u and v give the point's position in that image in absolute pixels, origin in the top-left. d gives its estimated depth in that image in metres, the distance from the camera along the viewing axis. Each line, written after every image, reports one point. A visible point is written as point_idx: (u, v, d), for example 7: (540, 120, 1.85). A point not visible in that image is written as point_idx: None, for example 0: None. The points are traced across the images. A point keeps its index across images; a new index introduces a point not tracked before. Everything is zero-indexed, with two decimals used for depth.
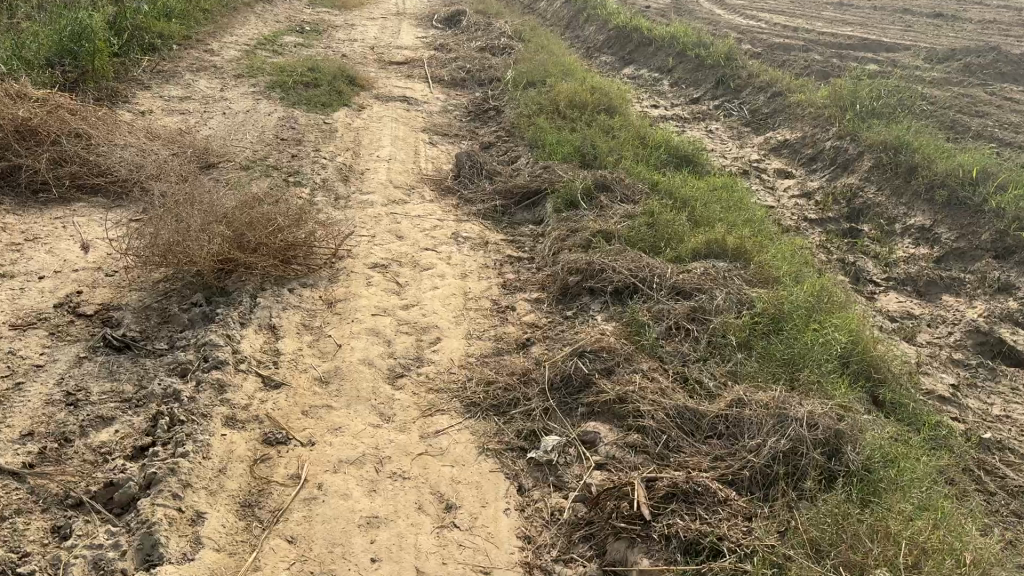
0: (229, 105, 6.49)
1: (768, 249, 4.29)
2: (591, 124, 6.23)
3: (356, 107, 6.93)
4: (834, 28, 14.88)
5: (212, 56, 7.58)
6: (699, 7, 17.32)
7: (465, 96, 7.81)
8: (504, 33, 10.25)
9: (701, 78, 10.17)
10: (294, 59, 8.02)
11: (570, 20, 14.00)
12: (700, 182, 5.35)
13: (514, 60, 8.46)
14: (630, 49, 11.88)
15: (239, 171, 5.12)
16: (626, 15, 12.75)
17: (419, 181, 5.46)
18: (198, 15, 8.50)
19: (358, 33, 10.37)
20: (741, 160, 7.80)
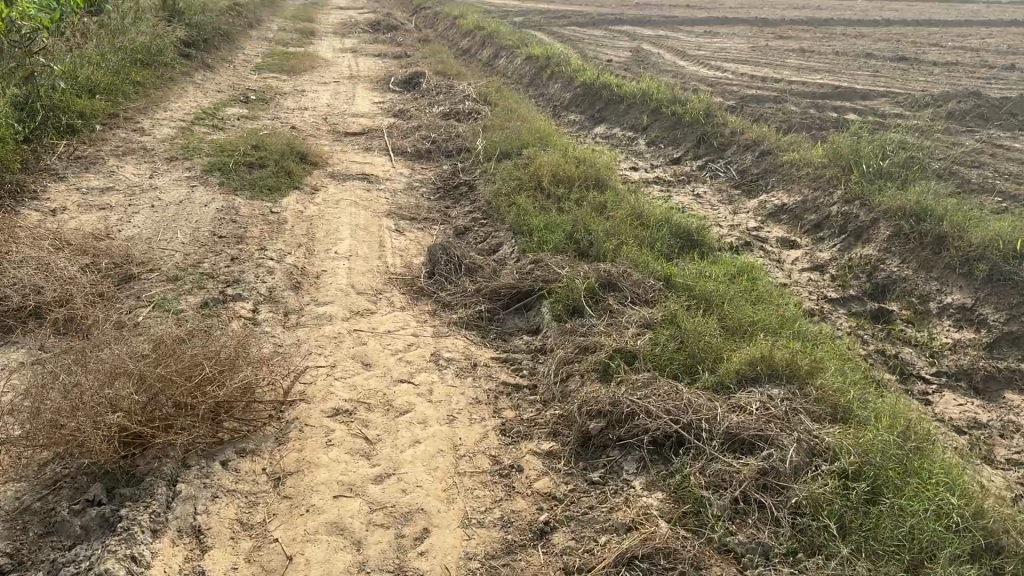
0: (159, 195, 5.60)
1: (823, 363, 3.51)
2: (579, 202, 5.46)
3: (308, 189, 6.07)
4: (803, 76, 14.51)
5: (143, 136, 6.70)
6: (663, 59, 16.91)
7: (431, 171, 7.00)
8: (468, 96, 9.53)
9: (679, 136, 9.54)
10: (237, 136, 7.17)
11: (533, 78, 13.38)
12: (716, 270, 4.59)
13: (483, 128, 7.72)
14: (599, 107, 11.24)
15: (164, 285, 4.21)
16: (592, 72, 12.19)
17: (385, 283, 4.57)
18: (128, 90, 7.64)
19: (308, 101, 9.58)
20: (739, 228, 7.08)
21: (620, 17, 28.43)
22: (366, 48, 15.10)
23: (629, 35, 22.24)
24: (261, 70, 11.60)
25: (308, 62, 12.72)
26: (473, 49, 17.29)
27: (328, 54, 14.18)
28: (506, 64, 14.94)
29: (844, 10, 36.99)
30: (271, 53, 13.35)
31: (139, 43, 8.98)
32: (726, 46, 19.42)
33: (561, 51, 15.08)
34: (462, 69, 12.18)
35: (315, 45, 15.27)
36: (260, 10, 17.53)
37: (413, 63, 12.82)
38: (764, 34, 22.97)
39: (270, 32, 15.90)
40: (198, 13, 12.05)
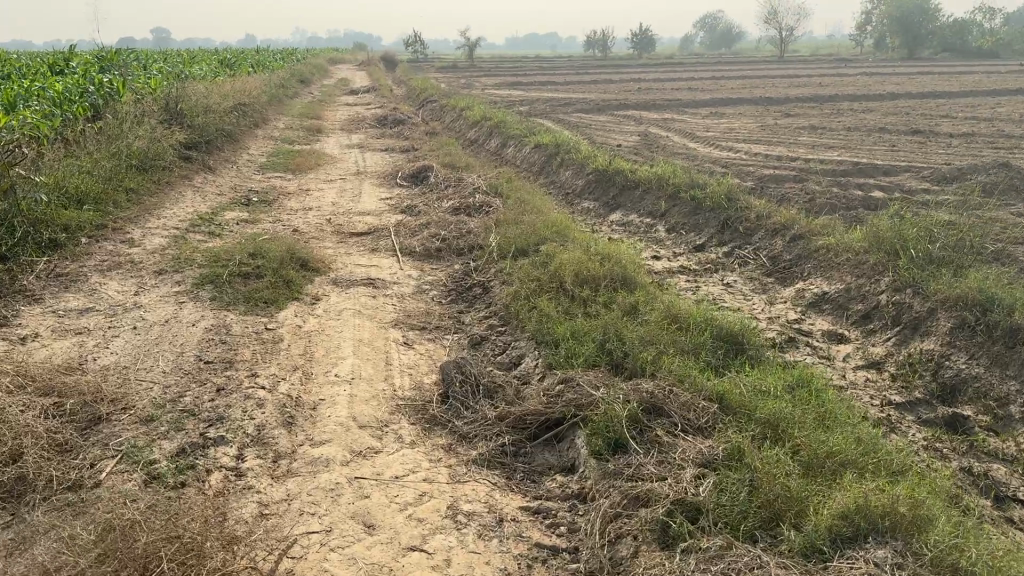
0: (143, 314, 5.09)
1: (928, 506, 2.87)
2: (607, 304, 4.88)
3: (306, 297, 5.54)
4: (819, 153, 14.18)
5: (131, 248, 6.26)
6: (673, 142, 16.66)
7: (440, 271, 6.47)
8: (477, 188, 9.12)
9: (701, 221, 9.05)
10: (234, 242, 6.72)
11: (543, 167, 13.04)
12: (773, 382, 3.97)
13: (495, 222, 7.23)
14: (614, 193, 10.81)
15: (136, 428, 3.65)
16: (604, 158, 11.86)
17: (394, 412, 3.91)
18: (119, 198, 7.25)
19: (312, 201, 9.19)
20: (779, 321, 6.48)
21: (624, 101, 28.56)
22: (371, 142, 14.91)
23: (635, 119, 22.17)
24: (264, 170, 11.31)
25: (313, 159, 12.46)
26: (480, 139, 17.11)
27: (334, 150, 13.99)
28: (514, 154, 14.68)
29: (846, 86, 37.26)
30: (275, 152, 13.12)
31: (135, 148, 8.67)
32: (735, 126, 19.25)
33: (570, 138, 14.85)
34: (470, 161, 11.85)
35: (320, 142, 15.10)
36: (265, 110, 17.48)
37: (419, 156, 12.53)
38: (771, 113, 22.90)
39: (275, 131, 15.78)
40: (200, 116, 11.86)
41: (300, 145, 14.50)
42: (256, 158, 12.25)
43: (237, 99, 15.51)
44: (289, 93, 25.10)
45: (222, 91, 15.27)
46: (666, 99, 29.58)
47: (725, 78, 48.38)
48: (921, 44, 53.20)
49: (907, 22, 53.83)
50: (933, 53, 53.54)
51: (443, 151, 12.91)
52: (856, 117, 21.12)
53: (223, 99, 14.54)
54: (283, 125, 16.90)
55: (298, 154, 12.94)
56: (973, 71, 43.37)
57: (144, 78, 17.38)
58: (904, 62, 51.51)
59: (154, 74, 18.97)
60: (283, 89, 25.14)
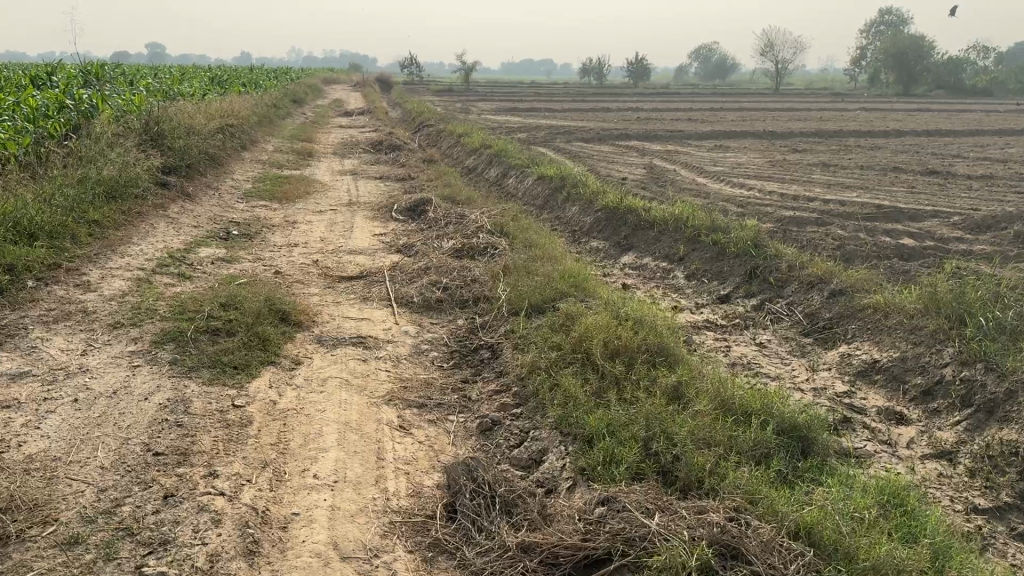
0: (87, 381, 4.24)
1: None
2: (645, 383, 4.08)
3: (286, 361, 4.71)
4: (836, 194, 13.53)
5: (86, 293, 5.43)
6: (680, 176, 15.96)
7: (442, 326, 5.63)
8: (481, 227, 8.32)
9: (725, 268, 8.29)
10: (206, 288, 5.89)
11: (548, 201, 12.25)
12: (864, 505, 3.17)
13: (503, 269, 6.42)
14: (625, 233, 10.02)
15: (51, 557, 2.79)
16: (614, 194, 11.12)
17: (387, 534, 3.08)
18: (80, 232, 6.43)
19: (298, 236, 8.38)
20: (827, 396, 5.67)
21: (625, 130, 28.00)
22: (365, 170, 14.12)
23: (638, 150, 21.52)
24: (250, 199, 10.49)
25: (302, 187, 11.66)
26: (479, 168, 16.36)
27: (326, 177, 13.22)
28: (516, 186, 13.90)
29: (846, 121, 36.92)
30: (262, 178, 12.32)
31: (105, 174, 7.86)
32: (742, 161, 18.59)
33: (575, 170, 14.13)
34: (471, 194, 11.06)
35: (311, 168, 14.32)
36: (254, 132, 16.71)
37: (416, 188, 11.75)
38: (777, 148, 22.31)
39: (264, 155, 15.00)
40: (183, 141, 11.07)
41: (289, 170, 13.71)
42: (240, 184, 11.44)
43: (225, 121, 14.74)
44: (281, 114, 24.39)
45: (210, 112, 14.49)
46: (667, 130, 29.02)
47: (722, 110, 48.05)
48: (918, 80, 53.13)
49: (904, 59, 53.87)
50: (929, 90, 53.56)
51: (441, 182, 12.12)
52: (865, 155, 20.53)
53: (210, 121, 13.76)
54: (273, 148, 16.11)
55: (287, 181, 12.13)
56: (973, 110, 43.20)
57: (129, 95, 16.60)
58: (901, 100, 51.42)
59: (140, 92, 18.21)
60: (276, 110, 24.41)
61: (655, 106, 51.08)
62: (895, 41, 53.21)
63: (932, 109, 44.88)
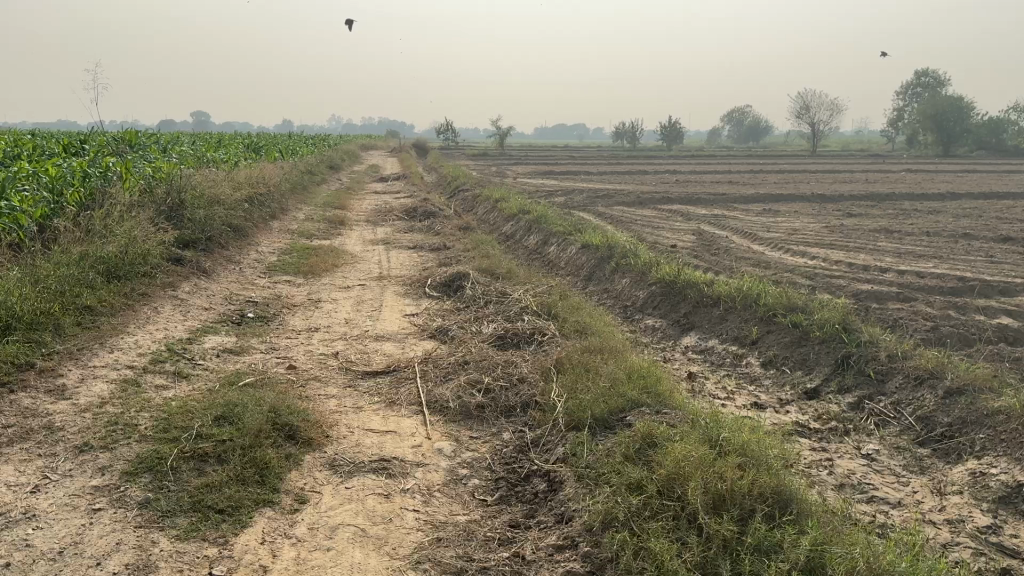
0: (26, 535, 3.25)
1: None
2: (764, 552, 2.98)
3: (288, 500, 3.68)
4: (909, 264, 12.37)
5: (57, 401, 4.49)
6: (733, 242, 14.88)
7: (483, 440, 4.57)
8: (526, 306, 7.29)
9: (808, 356, 7.18)
10: (204, 393, 4.93)
11: (595, 272, 11.20)
12: None
13: (555, 364, 5.36)
14: (684, 309, 8.90)
15: None
16: (669, 265, 10.07)
17: None
18: (66, 322, 5.54)
19: (320, 319, 7.43)
20: (967, 534, 4.48)
21: (665, 194, 27.11)
22: (397, 238, 13.26)
23: (682, 214, 20.52)
24: (272, 273, 9.63)
25: (330, 259, 10.80)
26: (517, 236, 15.43)
27: (356, 246, 12.38)
28: (557, 255, 12.90)
29: (893, 183, 35.74)
30: (288, 249, 11.50)
31: (108, 252, 7.05)
32: (797, 227, 17.46)
33: (621, 238, 13.14)
34: (511, 266, 10.08)
35: (341, 237, 13.51)
36: (284, 199, 16.03)
37: (451, 259, 10.81)
38: (828, 212, 21.17)
39: (292, 224, 14.26)
40: (204, 212, 10.34)
41: (318, 240, 12.91)
42: (263, 257, 10.62)
43: (254, 190, 14.06)
44: (315, 180, 23.95)
45: (238, 179, 13.85)
46: (708, 193, 28.10)
47: (762, 172, 47.15)
48: (962, 141, 51.92)
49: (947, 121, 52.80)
50: (973, 151, 52.29)
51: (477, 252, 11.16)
52: (926, 220, 19.32)
53: (237, 189, 13.08)
54: (302, 216, 15.38)
55: (314, 252, 11.30)
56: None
57: (157, 164, 16.11)
58: (946, 161, 50.17)
59: (170, 159, 17.74)
60: (309, 176, 23.94)
61: (692, 169, 50.42)
62: (937, 103, 52.24)
63: (979, 171, 43.53)
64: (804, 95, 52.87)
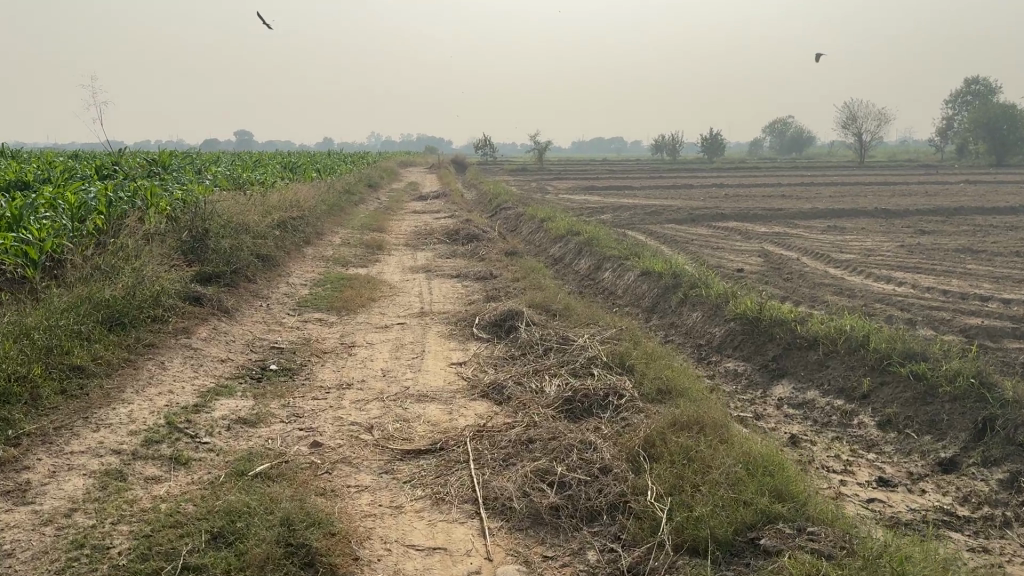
0: None
1: None
2: None
3: None
4: (1014, 291, 10.97)
5: (13, 511, 3.49)
6: (805, 265, 13.58)
7: (561, 560, 3.42)
8: (595, 349, 6.12)
9: (940, 418, 5.95)
10: (202, 491, 3.88)
11: (660, 303, 10.01)
12: None
13: (645, 444, 4.19)
14: (772, 352, 7.68)
15: None
16: (747, 298, 8.87)
17: None
18: (45, 392, 4.56)
19: (354, 370, 6.37)
20: None
21: (716, 210, 25.82)
22: (439, 265, 12.22)
23: (740, 233, 19.23)
24: (302, 310, 8.62)
25: (366, 291, 9.77)
26: (567, 260, 14.30)
27: (395, 275, 11.38)
28: (614, 283, 11.75)
29: (953, 196, 34.03)
30: (321, 280, 10.51)
31: (110, 297, 6.10)
32: (869, 246, 16.09)
33: (685, 262, 11.95)
34: (568, 300, 8.95)
35: (379, 264, 12.50)
36: (319, 222, 15.13)
37: (498, 290, 9.71)
38: (898, 229, 19.69)
39: (327, 249, 13.31)
40: (229, 242, 9.41)
41: (354, 268, 11.93)
42: (294, 290, 9.63)
43: (286, 214, 13.15)
44: (353, 200, 23.17)
45: (270, 202, 12.98)
46: (761, 208, 26.76)
47: (811, 185, 45.48)
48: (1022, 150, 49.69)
49: (1006, 129, 50.58)
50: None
51: (528, 282, 10.05)
52: (1007, 237, 17.81)
53: (268, 214, 12.17)
54: (337, 240, 14.45)
55: (349, 282, 10.29)
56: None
57: (187, 186, 15.34)
58: (1003, 172, 48.14)
59: (202, 182, 17.02)
60: (347, 196, 23.14)
61: (736, 182, 49.06)
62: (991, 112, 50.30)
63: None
64: (850, 106, 51.32)
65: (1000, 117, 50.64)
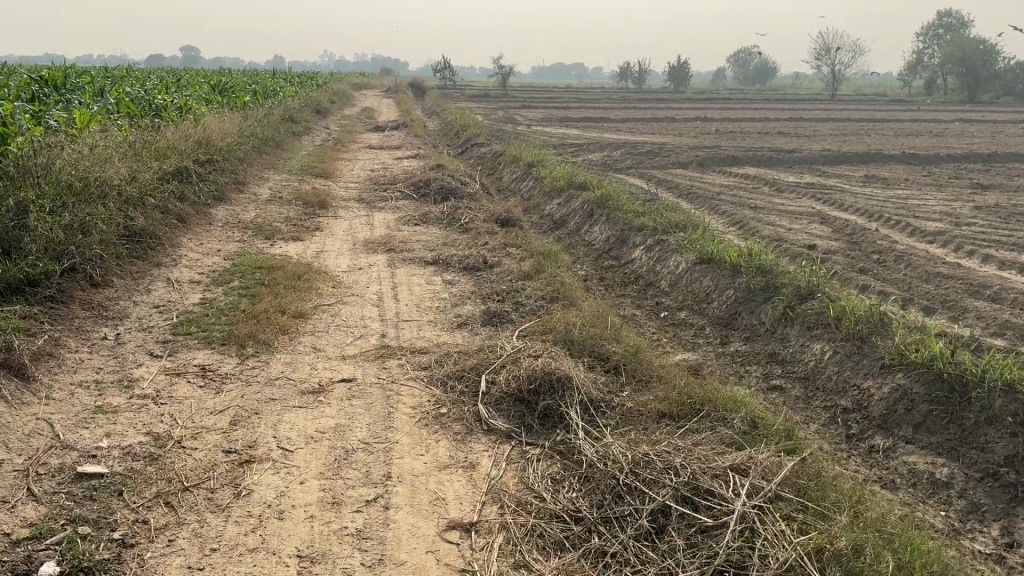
0: None
1: None
2: None
3: None
4: None
5: None
6: (887, 237, 10.40)
7: None
8: (784, 545, 2.74)
9: None
10: None
11: (743, 317, 6.67)
12: None
13: None
14: (1002, 449, 4.39)
15: None
16: (909, 331, 5.60)
17: None
18: None
19: (234, 563, 2.87)
20: None
21: (719, 151, 22.58)
22: (406, 239, 8.64)
23: (767, 184, 15.90)
24: (175, 347, 5.05)
25: (293, 293, 6.19)
26: (574, 228, 10.84)
27: (344, 256, 7.83)
28: (655, 273, 8.35)
29: (958, 138, 31.19)
30: (227, 268, 6.89)
31: None
32: (940, 209, 12.94)
33: (751, 242, 8.62)
34: (624, 329, 5.53)
35: (320, 233, 8.88)
36: (241, 170, 11.32)
37: (501, 301, 6.24)
38: (948, 182, 16.66)
39: (249, 209, 9.63)
40: (64, 218, 5.72)
41: (283, 243, 8.30)
42: (176, 295, 6.03)
43: (188, 160, 9.35)
44: (295, 132, 19.23)
45: (165, 142, 9.18)
46: (769, 149, 23.55)
47: (792, 120, 42.53)
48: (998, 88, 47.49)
49: (989, 63, 47.96)
50: (1000, 97, 48.16)
51: (545, 282, 6.57)
52: None
53: (155, 164, 8.41)
54: (266, 194, 10.70)
55: (269, 274, 6.70)
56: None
57: (61, 113, 11.36)
58: (988, 109, 45.67)
59: (90, 107, 12.97)
60: (288, 127, 19.09)
61: (708, 115, 46.17)
62: (968, 46, 47.80)
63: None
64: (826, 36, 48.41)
65: (979, 52, 48.14)
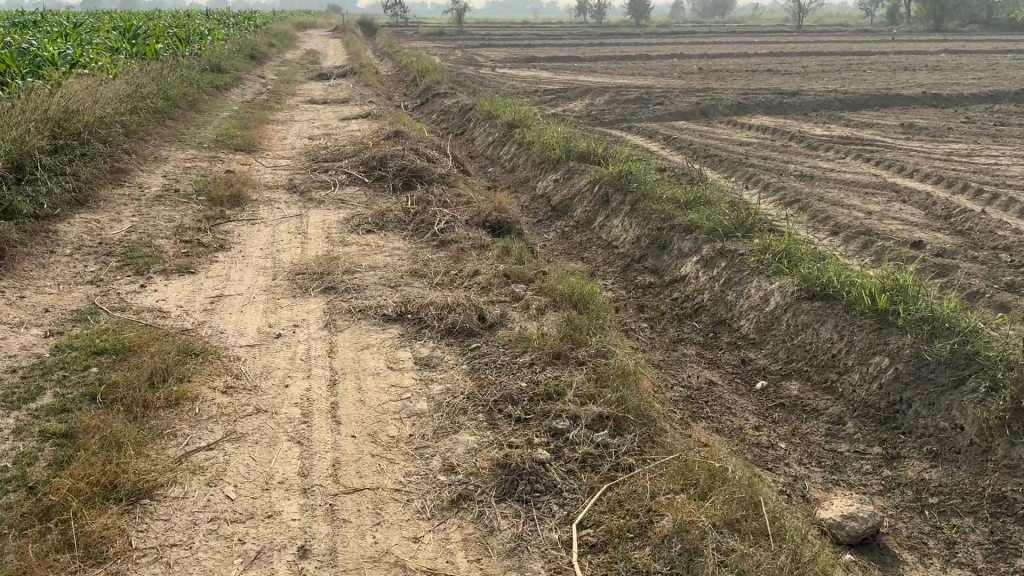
0: None
1: None
2: None
3: None
4: None
5: None
6: (999, 219, 7.85)
7: None
8: None
9: None
10: None
11: (918, 414, 4.08)
12: None
13: None
14: None
15: None
16: None
17: None
18: None
19: None
20: None
21: (714, 95, 19.82)
22: (354, 261, 5.84)
23: (794, 138, 13.20)
24: None
25: (141, 434, 3.38)
26: (583, 220, 8.12)
27: (253, 306, 5.02)
28: (726, 305, 5.68)
29: (952, 71, 28.77)
30: (43, 357, 4.05)
31: None
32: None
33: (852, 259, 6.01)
34: (784, 518, 2.87)
35: (225, 255, 6.00)
36: (124, 154, 8.28)
37: (525, 421, 3.50)
38: (995, 130, 14.15)
39: (123, 215, 6.69)
40: None
41: (163, 281, 5.43)
42: None
43: (27, 150, 6.33)
44: (217, 86, 15.96)
45: None
46: (768, 92, 20.82)
47: (765, 55, 39.73)
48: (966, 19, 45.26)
49: None
50: (967, 25, 45.92)
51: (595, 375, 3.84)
52: None
53: None
54: (157, 187, 7.71)
55: (111, 375, 3.87)
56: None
57: None
58: (964, 36, 43.30)
59: None
60: (208, 79, 15.71)
61: (673, 49, 43.12)
62: None
63: (1020, 51, 36.95)
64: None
65: None
